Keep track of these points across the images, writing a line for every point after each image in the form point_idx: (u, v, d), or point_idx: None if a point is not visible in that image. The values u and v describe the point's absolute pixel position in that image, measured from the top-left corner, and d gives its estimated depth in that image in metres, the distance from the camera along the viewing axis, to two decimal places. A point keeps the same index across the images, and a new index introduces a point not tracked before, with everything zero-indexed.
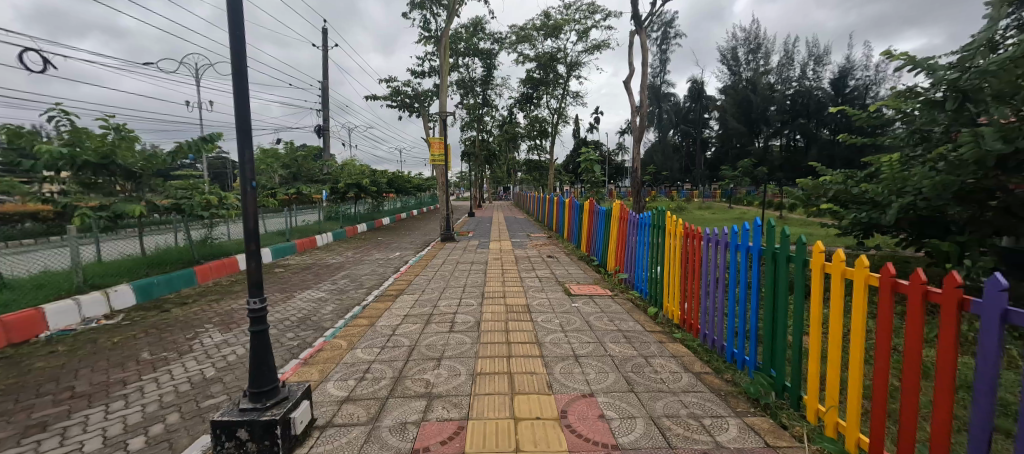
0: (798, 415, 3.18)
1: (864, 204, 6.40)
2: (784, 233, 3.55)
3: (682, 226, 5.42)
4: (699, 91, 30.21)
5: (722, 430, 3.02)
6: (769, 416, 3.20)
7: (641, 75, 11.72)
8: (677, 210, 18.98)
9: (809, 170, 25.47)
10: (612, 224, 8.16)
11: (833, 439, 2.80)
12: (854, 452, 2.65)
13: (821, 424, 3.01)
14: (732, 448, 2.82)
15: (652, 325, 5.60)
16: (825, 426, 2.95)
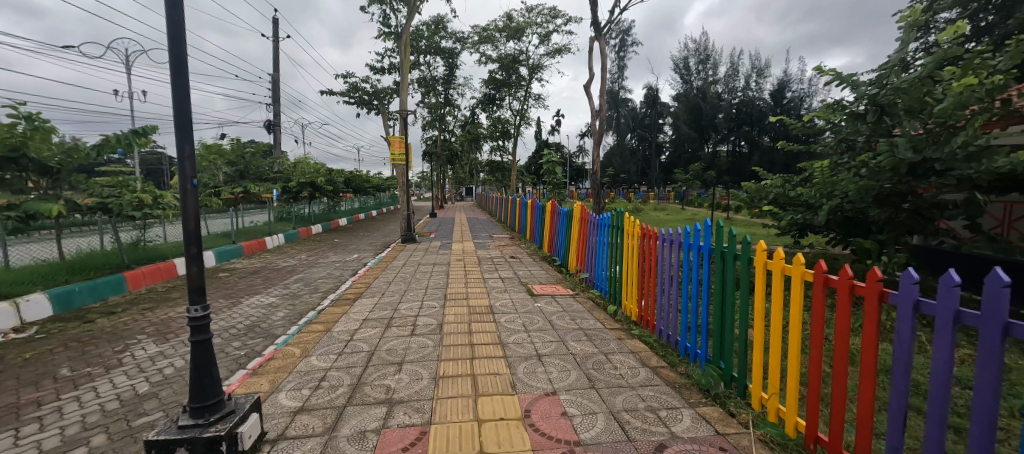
0: (744, 403, 3.36)
1: (800, 206, 6.90)
2: (731, 233, 3.71)
3: (639, 226, 5.55)
4: (655, 97, 31.21)
5: (677, 421, 3.11)
6: (719, 405, 3.35)
7: (602, 79, 11.96)
8: (636, 212, 19.52)
9: (752, 174, 27.07)
10: (573, 225, 8.28)
11: (774, 424, 2.98)
12: (793, 436, 2.83)
13: (765, 410, 3.19)
14: (686, 437, 2.90)
15: (611, 323, 5.70)
16: (767, 412, 3.13)
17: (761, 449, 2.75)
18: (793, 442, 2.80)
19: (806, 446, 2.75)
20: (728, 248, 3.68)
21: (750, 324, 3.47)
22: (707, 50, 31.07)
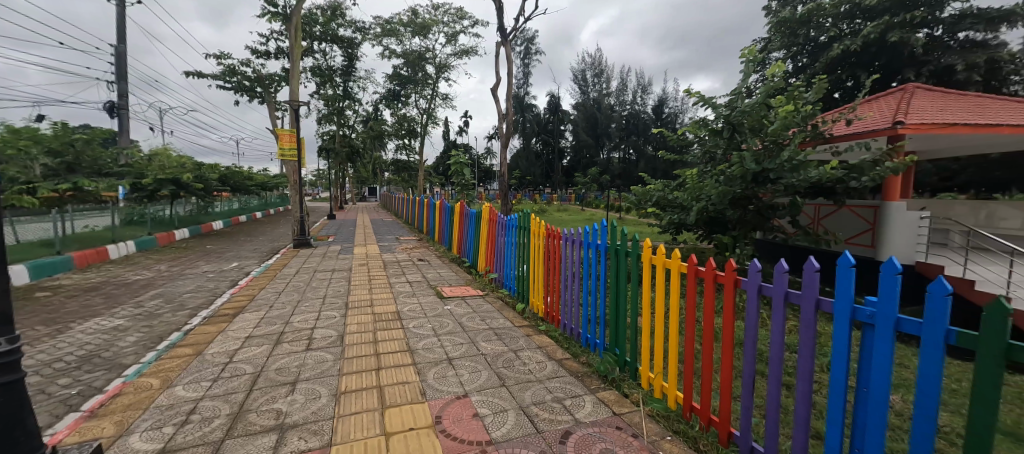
0: (635, 384, 3.72)
1: (684, 208, 7.96)
2: (622, 233, 3.97)
3: (544, 225, 5.67)
4: (557, 105, 32.57)
5: (579, 408, 3.27)
6: (615, 389, 3.66)
7: (509, 84, 12.14)
8: (541, 213, 20.15)
9: (638, 178, 29.87)
10: (481, 226, 8.20)
11: (659, 399, 3.37)
12: (674, 408, 3.24)
13: (651, 388, 3.56)
14: (587, 422, 3.06)
15: (520, 320, 5.72)
16: (653, 390, 3.50)
17: (649, 424, 3.09)
18: (674, 413, 3.21)
19: (683, 415, 3.18)
20: (620, 246, 3.96)
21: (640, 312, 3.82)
22: (601, 64, 33.25)
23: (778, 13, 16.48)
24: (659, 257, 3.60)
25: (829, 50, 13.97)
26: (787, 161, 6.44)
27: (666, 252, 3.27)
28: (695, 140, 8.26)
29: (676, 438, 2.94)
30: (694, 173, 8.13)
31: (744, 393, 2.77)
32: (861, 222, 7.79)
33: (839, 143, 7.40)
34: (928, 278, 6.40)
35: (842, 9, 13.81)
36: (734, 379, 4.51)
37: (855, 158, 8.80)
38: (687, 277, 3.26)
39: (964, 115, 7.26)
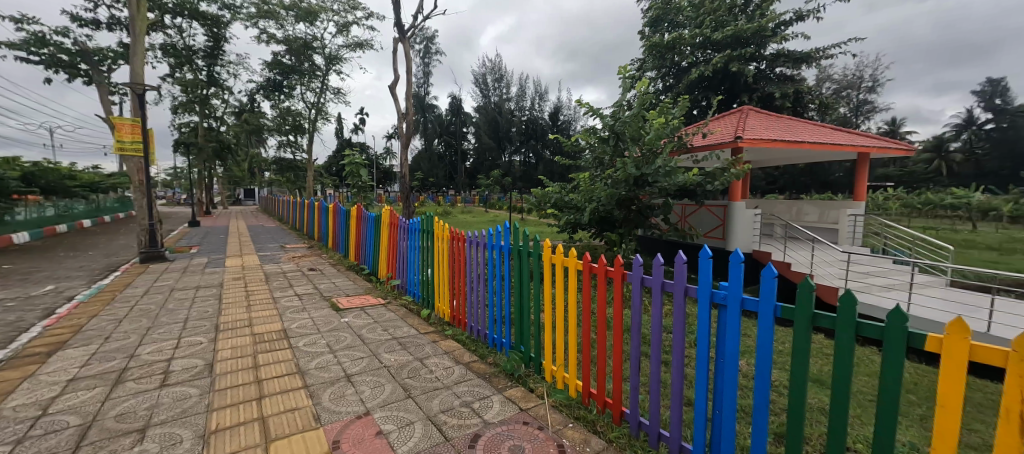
0: (539, 377, 3.89)
1: (573, 209, 8.54)
2: (525, 234, 4.00)
3: (446, 227, 5.41)
4: (458, 106, 32.19)
5: (488, 409, 3.29)
6: (521, 385, 3.78)
7: (407, 82, 11.58)
8: (445, 215, 19.71)
9: (538, 181, 31.07)
10: (381, 231, 7.63)
11: (561, 390, 3.58)
12: (575, 396, 3.49)
13: (554, 380, 3.77)
14: (497, 422, 3.10)
15: (425, 327, 5.40)
16: (557, 381, 3.71)
17: (554, 415, 3.27)
18: (574, 401, 3.45)
19: (583, 401, 3.42)
20: (523, 247, 4.02)
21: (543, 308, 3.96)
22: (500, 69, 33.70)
23: (650, 36, 18.35)
24: (559, 256, 3.76)
25: (689, 74, 16.13)
26: (662, 167, 7.30)
27: (562, 251, 3.47)
28: (587, 146, 8.75)
29: (577, 424, 3.16)
30: (586, 176, 8.46)
31: (632, 375, 3.10)
32: (714, 219, 9.18)
33: (698, 152, 8.67)
34: (757, 262, 8.22)
35: (697, 40, 15.86)
36: (626, 363, 4.87)
37: (709, 166, 10.29)
38: (583, 273, 3.50)
39: (784, 132, 9.00)
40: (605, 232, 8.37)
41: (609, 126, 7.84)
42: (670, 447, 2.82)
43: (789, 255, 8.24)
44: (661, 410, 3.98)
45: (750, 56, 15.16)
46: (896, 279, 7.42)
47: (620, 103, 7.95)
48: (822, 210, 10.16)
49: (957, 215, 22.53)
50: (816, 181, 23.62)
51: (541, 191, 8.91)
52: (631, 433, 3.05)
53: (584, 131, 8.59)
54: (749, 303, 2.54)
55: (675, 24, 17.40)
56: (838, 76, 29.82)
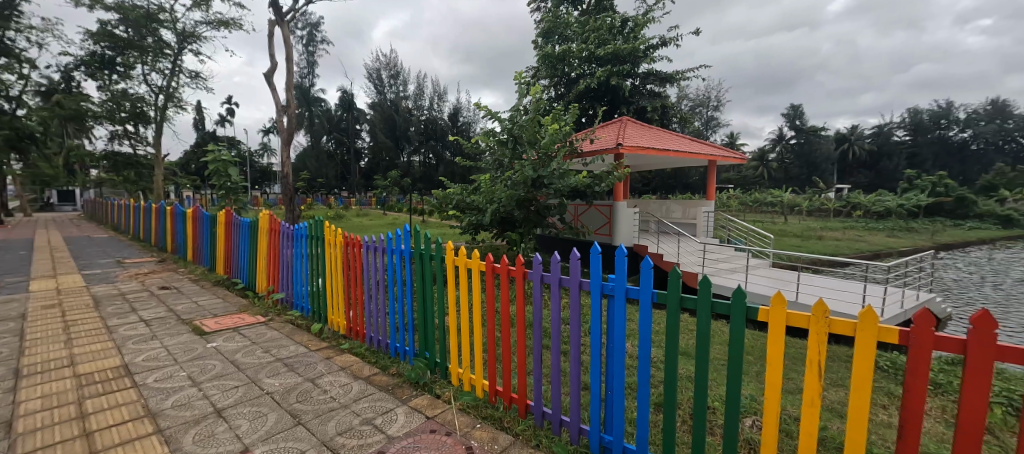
0: (446, 382, 3.82)
1: (474, 210, 8.34)
2: (427, 238, 3.83)
3: (338, 232, 4.83)
4: (350, 101, 29.91)
5: (391, 423, 3.16)
6: (427, 392, 3.68)
7: (287, 71, 10.24)
8: (336, 219, 18.09)
9: (439, 182, 30.51)
10: (258, 239, 6.52)
11: (469, 392, 3.59)
12: (482, 396, 3.55)
13: (461, 382, 3.76)
14: (401, 436, 2.99)
15: (316, 344, 4.74)
16: (464, 384, 3.70)
17: (461, 418, 3.29)
18: (481, 401, 3.50)
19: (490, 400, 3.50)
20: (425, 250, 3.85)
21: (447, 312, 3.89)
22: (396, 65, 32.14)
23: (542, 46, 18.99)
24: (461, 258, 3.70)
25: (577, 85, 17.08)
26: (557, 170, 7.54)
27: (466, 253, 3.43)
28: (486, 149, 8.61)
29: (484, 423, 3.24)
30: (487, 178, 8.28)
31: (535, 369, 3.27)
32: (601, 217, 9.66)
33: (588, 156, 9.15)
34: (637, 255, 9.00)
35: (583, 55, 16.85)
36: (530, 357, 4.85)
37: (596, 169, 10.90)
38: (487, 274, 3.53)
39: (656, 141, 9.94)
40: (507, 232, 8.30)
41: (507, 130, 8.01)
42: (571, 432, 3.08)
43: (660, 246, 9.14)
44: (562, 398, 4.03)
45: (627, 74, 16.52)
46: (736, 262, 8.80)
47: (517, 108, 8.04)
48: (683, 207, 11.16)
49: (782, 211, 27.55)
50: (682, 183, 26.85)
51: (442, 192, 8.56)
52: (536, 424, 3.23)
53: (483, 133, 8.45)
54: (635, 293, 2.82)
55: (564, 36, 18.20)
56: (697, 93, 34.36)
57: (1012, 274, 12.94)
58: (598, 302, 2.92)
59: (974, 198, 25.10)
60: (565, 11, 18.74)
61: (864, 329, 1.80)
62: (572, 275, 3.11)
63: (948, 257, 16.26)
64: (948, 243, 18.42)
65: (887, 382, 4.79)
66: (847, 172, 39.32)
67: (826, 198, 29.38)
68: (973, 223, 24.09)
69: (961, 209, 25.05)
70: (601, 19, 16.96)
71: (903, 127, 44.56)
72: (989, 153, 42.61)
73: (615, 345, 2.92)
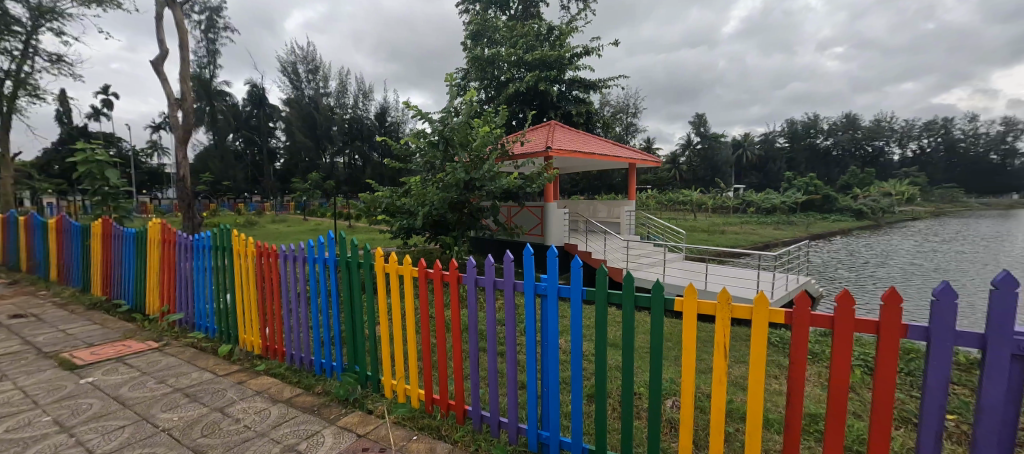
0: (378, 396, 3.49)
1: (405, 214, 7.85)
2: (354, 245, 3.44)
3: (249, 240, 4.18)
4: (262, 97, 27.18)
5: (317, 446, 2.81)
6: (357, 408, 3.33)
7: (180, 60, 8.92)
8: (246, 227, 16.25)
9: (366, 185, 29.06)
10: (147, 253, 5.48)
11: (404, 403, 3.31)
12: (417, 407, 3.29)
13: (396, 394, 3.45)
14: None
15: (225, 368, 4.07)
16: (398, 395, 3.40)
17: (396, 431, 3.01)
18: (417, 411, 3.25)
19: (426, 409, 3.27)
20: (351, 257, 3.45)
21: (378, 321, 3.55)
22: (314, 60, 30.02)
23: (471, 49, 18.70)
24: (393, 264, 3.36)
25: (507, 88, 17.03)
26: (489, 172, 7.30)
27: (397, 259, 3.12)
28: (416, 150, 8.16)
29: (421, 435, 3.01)
30: (417, 180, 7.81)
31: (472, 373, 3.09)
32: (533, 217, 9.58)
33: (520, 159, 9.04)
34: (567, 254, 9.06)
35: (512, 59, 16.86)
36: (465, 360, 4.58)
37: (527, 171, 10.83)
38: (420, 280, 3.25)
39: (583, 145, 10.11)
40: (441, 235, 7.90)
41: (437, 131, 7.60)
42: (510, 433, 2.97)
43: (589, 244, 9.25)
44: (499, 400, 3.82)
45: (555, 80, 16.80)
46: (656, 256, 9.19)
47: (448, 109, 7.69)
48: (609, 207, 11.58)
49: (694, 209, 29.84)
50: (606, 184, 27.94)
51: (369, 195, 7.99)
52: (474, 428, 3.07)
53: (414, 133, 7.98)
54: (565, 291, 2.73)
55: (493, 40, 18.08)
56: (617, 100, 36.15)
57: (872, 258, 15.17)
58: (531, 302, 2.78)
59: (835, 195, 29.50)
60: (493, 15, 18.65)
61: (756, 311, 2.21)
62: (504, 277, 2.91)
63: (819, 244, 18.82)
64: (816, 233, 21.52)
65: (778, 355, 5.20)
66: (744, 174, 43.88)
67: (727, 197, 32.48)
68: (840, 216, 28.12)
69: (828, 204, 29.26)
70: (528, 25, 17.16)
71: (785, 135, 50.82)
72: (849, 157, 50.23)
73: (548, 343, 2.82)
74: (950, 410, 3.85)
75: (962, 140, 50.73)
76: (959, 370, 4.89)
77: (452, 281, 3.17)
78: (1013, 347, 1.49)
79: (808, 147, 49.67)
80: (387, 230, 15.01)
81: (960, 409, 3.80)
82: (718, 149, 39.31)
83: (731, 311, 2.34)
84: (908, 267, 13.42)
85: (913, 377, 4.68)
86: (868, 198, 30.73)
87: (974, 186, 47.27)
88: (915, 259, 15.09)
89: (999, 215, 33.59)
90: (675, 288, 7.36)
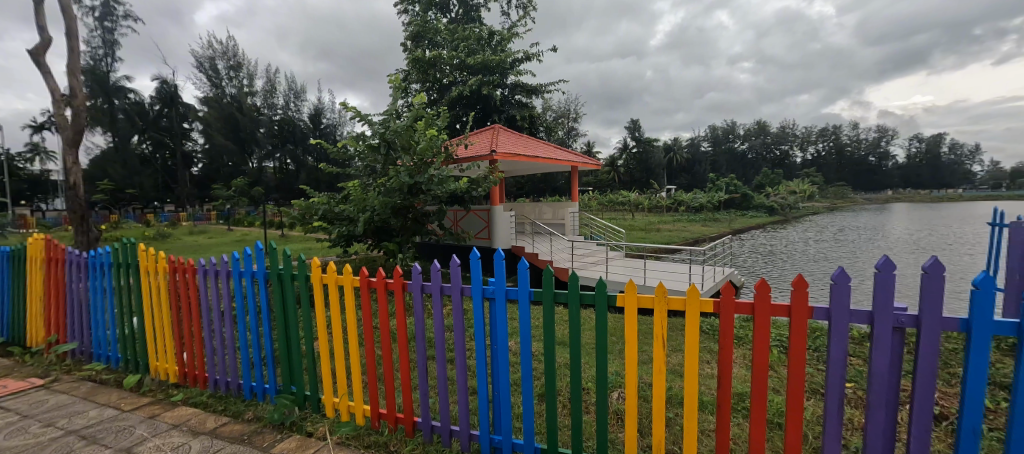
0: (319, 416, 3.09)
1: (344, 220, 7.34)
2: (286, 255, 2.99)
3: (159, 254, 3.56)
4: (174, 94, 24.37)
5: None
6: (295, 432, 2.92)
7: (66, 51, 7.64)
8: (157, 240, 14.44)
9: (300, 191, 27.45)
10: (29, 277, 4.56)
11: (348, 422, 2.95)
12: (363, 423, 2.94)
13: (338, 413, 3.07)
14: None
15: (130, 401, 3.44)
16: (341, 414, 3.03)
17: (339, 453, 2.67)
18: (363, 429, 2.91)
19: (372, 425, 2.93)
20: (284, 269, 3.02)
21: (315, 336, 3.14)
22: (236, 56, 27.79)
23: (411, 50, 18.07)
24: (331, 275, 2.97)
25: (449, 91, 16.68)
26: (435, 176, 6.89)
27: (334, 268, 2.74)
28: (355, 154, 7.63)
29: None
30: (357, 185, 7.33)
31: (421, 382, 2.81)
32: (479, 221, 9.35)
33: (464, 162, 8.76)
34: (514, 256, 8.93)
35: (454, 62, 16.53)
36: (413, 371, 4.31)
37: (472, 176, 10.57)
38: (362, 289, 2.90)
39: (528, 149, 10.05)
40: (384, 242, 7.47)
41: (378, 135, 7.13)
42: (462, 441, 2.70)
43: (535, 245, 9.17)
44: (450, 408, 3.57)
45: (497, 84, 16.72)
46: (598, 255, 9.29)
47: (391, 112, 7.25)
48: (553, 208, 11.56)
49: (631, 208, 30.98)
50: (549, 187, 28.26)
51: (303, 201, 7.33)
52: (425, 440, 2.79)
53: (353, 136, 7.48)
54: (513, 292, 2.53)
55: (434, 42, 17.58)
56: (557, 105, 36.81)
57: (783, 250, 16.60)
58: (479, 305, 2.55)
59: (752, 193, 32.17)
60: (434, 17, 18.17)
61: (689, 302, 2.16)
62: (451, 282, 2.64)
63: (740, 238, 20.29)
64: (738, 228, 23.19)
65: (708, 341, 5.35)
66: (674, 175, 46.40)
67: (658, 196, 34.14)
68: (756, 212, 30.63)
69: (746, 202, 31.81)
70: (469, 29, 16.94)
71: (709, 139, 54.73)
72: (762, 160, 55.02)
73: (498, 345, 2.60)
74: (849, 379, 4.11)
75: (850, 144, 57.68)
76: (854, 344, 5.21)
77: (396, 288, 2.87)
78: (892, 320, 1.71)
79: (727, 151, 53.98)
80: (323, 239, 14.04)
81: (857, 377, 4.06)
82: (652, 152, 41.09)
83: (667, 303, 2.26)
84: (813, 255, 14.84)
85: (819, 352, 4.96)
86: (777, 197, 33.91)
87: (861, 185, 53.76)
88: (818, 248, 16.76)
89: (880, 208, 38.52)
90: (616, 285, 7.43)
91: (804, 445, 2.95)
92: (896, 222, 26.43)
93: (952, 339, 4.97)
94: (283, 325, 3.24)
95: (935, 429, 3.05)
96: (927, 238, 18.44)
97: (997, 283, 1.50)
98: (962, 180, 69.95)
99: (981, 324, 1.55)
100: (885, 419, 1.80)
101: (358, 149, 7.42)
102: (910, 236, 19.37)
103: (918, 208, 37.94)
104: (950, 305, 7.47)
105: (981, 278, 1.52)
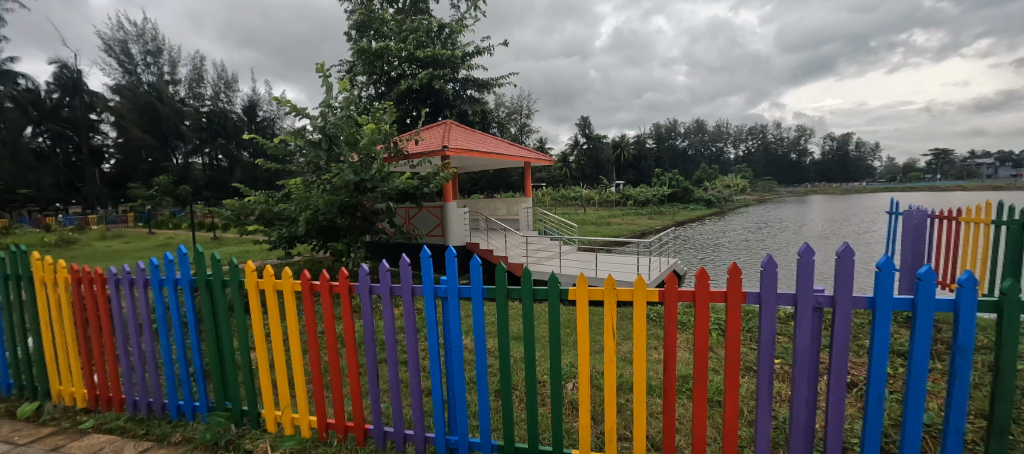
0: (260, 432, 2.72)
1: (286, 220, 6.72)
2: (214, 258, 2.55)
3: (58, 263, 2.97)
4: (76, 82, 22.06)
5: None
6: (233, 450, 2.55)
7: None
8: (58, 249, 12.63)
9: (234, 189, 25.35)
10: None
11: (292, 435, 2.61)
12: (311, 435, 2.61)
13: (282, 427, 2.71)
14: None
15: (23, 433, 2.82)
16: (285, 427, 2.68)
17: None
18: (310, 441, 2.59)
19: (319, 437, 2.61)
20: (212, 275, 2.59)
21: (251, 346, 2.73)
22: (155, 40, 25.35)
23: (356, 40, 17.19)
24: (269, 279, 2.59)
25: (397, 85, 15.98)
26: (379, 172, 6.54)
27: (268, 270, 2.37)
28: (295, 150, 7.03)
29: None
30: (299, 182, 6.71)
31: (371, 385, 2.51)
32: (432, 218, 8.97)
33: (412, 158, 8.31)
34: (468, 253, 8.72)
35: (403, 54, 15.87)
36: (361, 378, 4.05)
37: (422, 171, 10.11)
38: (303, 294, 2.55)
39: (479, 144, 9.76)
40: (330, 245, 6.98)
41: (319, 129, 6.61)
42: (416, 444, 2.44)
43: (490, 241, 8.95)
44: (403, 411, 3.35)
45: (447, 78, 16.26)
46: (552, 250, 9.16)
47: (329, 102, 6.67)
48: (508, 205, 11.41)
49: (583, 203, 31.35)
50: (504, 183, 28.11)
51: (237, 199, 6.54)
52: (378, 447, 2.52)
53: (291, 131, 6.94)
54: (468, 290, 2.29)
55: (380, 33, 16.79)
56: (510, 102, 36.76)
57: (721, 240, 17.41)
58: (430, 305, 2.27)
59: (692, 188, 33.76)
60: (379, 7, 17.35)
61: (636, 292, 2.04)
62: (401, 281, 2.35)
63: (683, 230, 21.09)
64: (681, 222, 24.08)
65: (655, 328, 5.39)
66: (622, 171, 47.53)
67: (608, 190, 34.86)
68: (696, 205, 32.19)
69: (687, 196, 33.34)
70: (418, 21, 16.18)
71: (653, 135, 56.84)
72: (701, 157, 57.97)
73: (452, 344, 2.37)
74: (778, 355, 4.22)
75: (775, 142, 62.18)
76: (781, 323, 5.37)
77: (342, 290, 2.55)
78: (812, 301, 1.75)
79: (670, 147, 56.30)
80: (260, 241, 13.01)
81: (784, 354, 4.21)
82: (601, 149, 41.78)
83: (616, 294, 2.12)
84: (746, 244, 15.67)
85: (752, 333, 5.11)
86: (713, 190, 35.78)
87: (786, 179, 58.10)
88: (750, 237, 17.77)
89: (801, 200, 41.69)
90: (568, 278, 7.40)
91: (740, 419, 2.99)
92: (816, 213, 28.69)
93: (859, 315, 5.25)
94: (215, 336, 2.80)
95: (848, 396, 3.17)
96: (841, 226, 20.19)
97: (896, 263, 1.57)
98: (867, 175, 77.73)
99: (883, 302, 1.63)
100: (809, 392, 1.85)
101: (294, 144, 6.89)
102: (827, 225, 21.10)
103: (832, 200, 41.36)
104: (861, 285, 8.13)
105: (884, 260, 1.60)
